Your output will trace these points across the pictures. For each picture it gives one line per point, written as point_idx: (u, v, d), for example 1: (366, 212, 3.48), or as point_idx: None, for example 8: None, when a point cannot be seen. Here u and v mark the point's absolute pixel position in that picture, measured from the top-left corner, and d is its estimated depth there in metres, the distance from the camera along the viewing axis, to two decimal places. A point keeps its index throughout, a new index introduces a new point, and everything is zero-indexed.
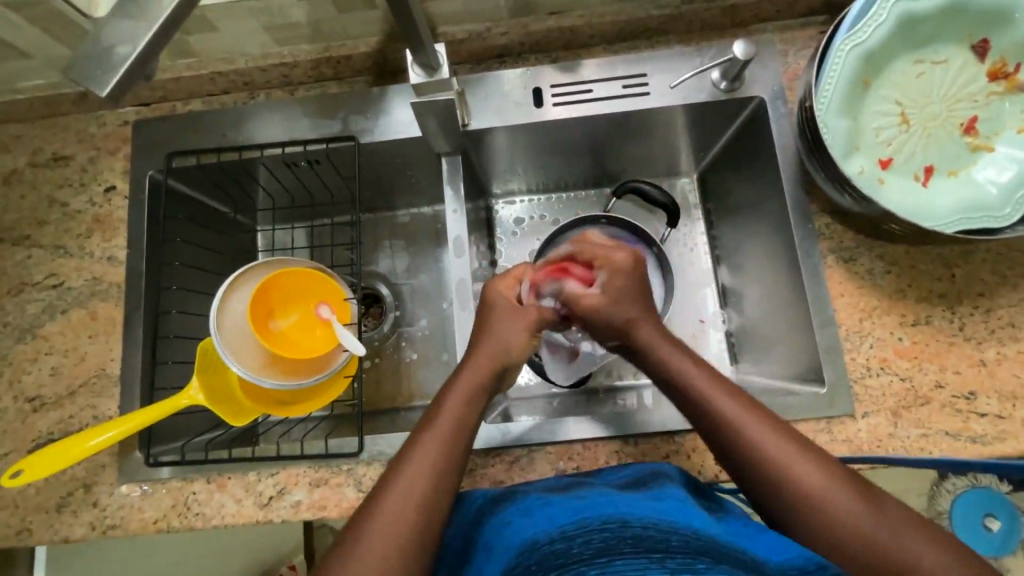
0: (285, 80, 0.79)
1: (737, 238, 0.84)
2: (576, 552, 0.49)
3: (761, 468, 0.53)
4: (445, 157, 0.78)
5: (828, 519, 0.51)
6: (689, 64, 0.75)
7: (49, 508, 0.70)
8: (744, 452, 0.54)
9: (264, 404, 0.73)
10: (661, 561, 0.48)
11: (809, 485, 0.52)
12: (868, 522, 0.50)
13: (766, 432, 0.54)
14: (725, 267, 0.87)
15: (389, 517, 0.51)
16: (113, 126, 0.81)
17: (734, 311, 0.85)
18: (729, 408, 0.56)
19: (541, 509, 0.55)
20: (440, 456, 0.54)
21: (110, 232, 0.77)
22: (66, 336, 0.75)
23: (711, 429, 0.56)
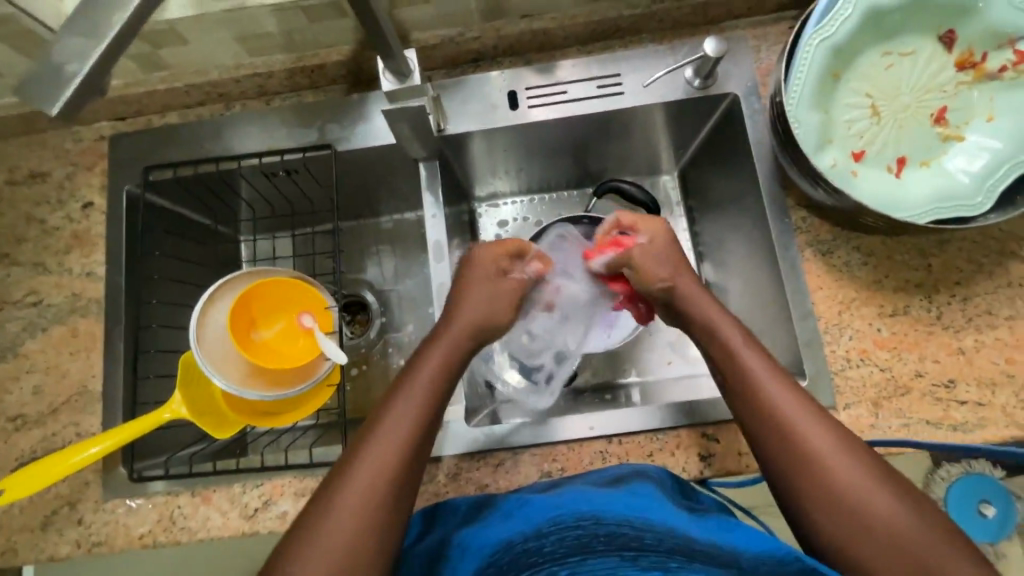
0: (260, 90, 0.79)
1: (719, 234, 0.84)
2: (548, 551, 0.53)
3: (772, 421, 0.54)
4: (422, 162, 0.78)
5: (831, 483, 0.50)
6: (662, 63, 0.76)
7: (34, 528, 0.70)
8: (759, 406, 0.55)
9: (248, 415, 0.73)
10: (635, 560, 0.51)
11: (817, 447, 0.52)
12: (870, 490, 0.50)
13: (785, 389, 0.55)
14: (709, 263, 0.88)
15: (359, 490, 0.51)
16: (90, 141, 0.80)
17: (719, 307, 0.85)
18: (753, 363, 0.57)
19: (519, 509, 0.56)
20: (411, 433, 0.55)
21: (89, 248, 0.77)
22: (47, 353, 0.75)
23: (731, 382, 0.58)
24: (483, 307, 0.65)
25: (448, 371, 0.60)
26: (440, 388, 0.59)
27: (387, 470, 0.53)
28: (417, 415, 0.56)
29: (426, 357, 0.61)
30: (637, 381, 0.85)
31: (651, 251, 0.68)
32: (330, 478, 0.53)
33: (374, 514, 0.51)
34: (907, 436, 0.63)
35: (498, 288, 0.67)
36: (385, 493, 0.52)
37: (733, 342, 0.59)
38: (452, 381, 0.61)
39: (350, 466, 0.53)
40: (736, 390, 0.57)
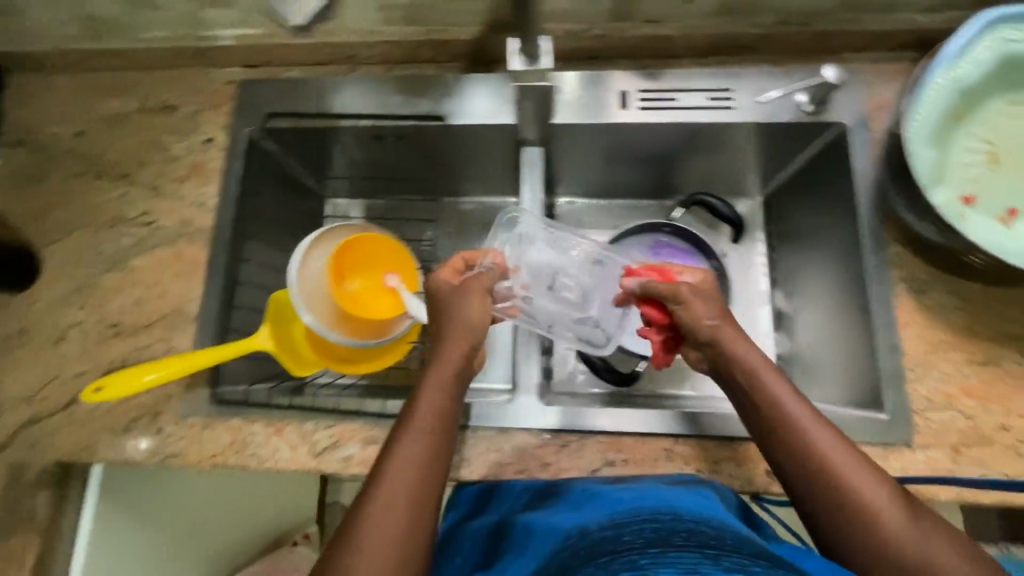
0: (384, 58, 0.83)
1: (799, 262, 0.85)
2: (626, 538, 0.49)
3: (817, 474, 0.54)
4: (527, 146, 0.81)
5: (893, 543, 0.51)
6: (775, 84, 0.77)
7: (116, 430, 0.74)
8: (808, 461, 0.55)
9: (327, 358, 0.76)
10: (715, 558, 0.44)
11: (875, 507, 0.52)
12: (920, 539, 0.51)
13: (839, 446, 0.55)
14: (782, 291, 0.88)
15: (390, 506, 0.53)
16: (219, 83, 0.86)
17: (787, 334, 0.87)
18: (805, 418, 0.56)
19: (591, 501, 0.58)
20: (421, 466, 0.56)
21: (204, 179, 0.82)
22: (152, 270, 0.79)
23: (775, 434, 0.57)
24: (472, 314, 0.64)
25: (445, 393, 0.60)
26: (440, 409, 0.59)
27: (398, 511, 0.53)
28: (427, 443, 0.58)
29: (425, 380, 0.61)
30: (693, 394, 0.85)
31: (697, 289, 0.63)
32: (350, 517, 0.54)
33: (397, 555, 0.52)
34: (989, 489, 0.62)
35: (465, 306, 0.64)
36: (399, 528, 0.53)
37: (783, 398, 0.58)
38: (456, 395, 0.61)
39: (363, 512, 0.53)
40: (787, 448, 0.56)
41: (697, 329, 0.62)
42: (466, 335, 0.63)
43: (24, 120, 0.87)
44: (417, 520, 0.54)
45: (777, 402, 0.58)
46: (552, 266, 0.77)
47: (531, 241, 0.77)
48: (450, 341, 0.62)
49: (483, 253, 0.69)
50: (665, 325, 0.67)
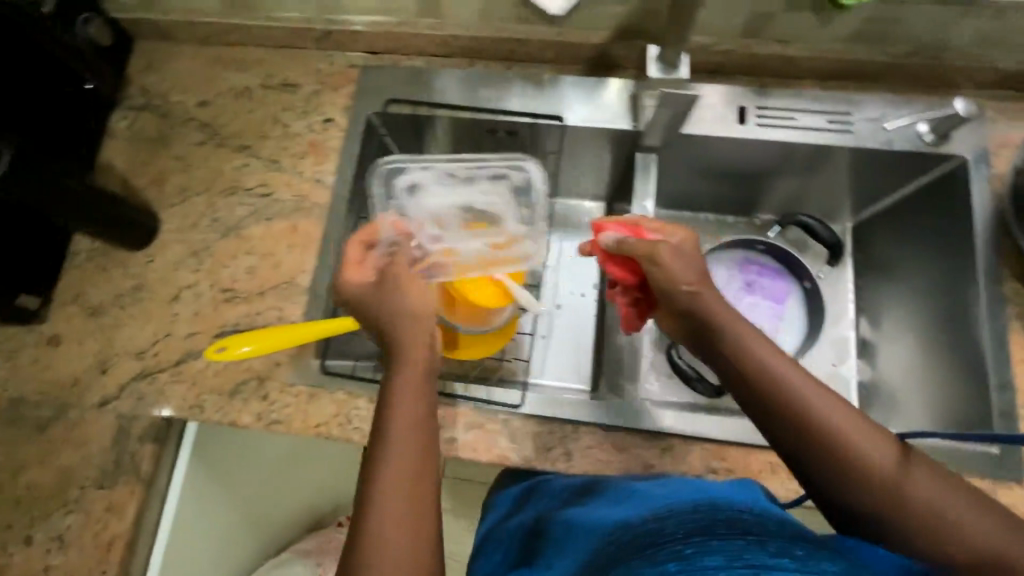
0: (506, 55, 0.84)
1: (893, 294, 0.91)
2: (667, 529, 0.49)
3: (823, 455, 0.54)
4: (639, 153, 0.82)
5: (913, 502, 0.52)
6: (896, 113, 0.78)
7: (224, 391, 0.76)
8: (813, 440, 0.55)
9: (431, 341, 0.77)
10: (760, 543, 0.44)
11: (884, 467, 0.53)
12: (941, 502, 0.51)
13: (839, 411, 0.55)
14: (866, 319, 0.94)
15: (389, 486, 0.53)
16: (341, 66, 0.88)
17: (871, 362, 0.92)
18: (805, 388, 0.57)
19: (634, 498, 0.58)
20: (416, 441, 0.55)
21: (323, 158, 0.84)
22: (266, 241, 0.81)
23: (780, 419, 0.57)
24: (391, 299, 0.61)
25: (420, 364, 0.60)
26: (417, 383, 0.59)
27: (409, 490, 0.53)
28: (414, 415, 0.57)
29: (398, 360, 0.60)
30: None
31: (676, 251, 0.64)
32: (359, 503, 0.53)
33: (420, 532, 0.52)
34: None
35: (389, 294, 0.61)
36: (415, 507, 0.52)
37: (780, 372, 0.58)
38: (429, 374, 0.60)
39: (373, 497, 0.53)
40: (791, 425, 0.56)
41: (674, 293, 0.63)
42: (412, 316, 0.61)
43: (150, 85, 0.90)
44: (419, 492, 0.53)
45: (776, 378, 0.58)
46: (460, 202, 0.75)
47: (426, 186, 0.75)
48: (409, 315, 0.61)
49: (380, 228, 0.65)
50: (636, 284, 0.69)
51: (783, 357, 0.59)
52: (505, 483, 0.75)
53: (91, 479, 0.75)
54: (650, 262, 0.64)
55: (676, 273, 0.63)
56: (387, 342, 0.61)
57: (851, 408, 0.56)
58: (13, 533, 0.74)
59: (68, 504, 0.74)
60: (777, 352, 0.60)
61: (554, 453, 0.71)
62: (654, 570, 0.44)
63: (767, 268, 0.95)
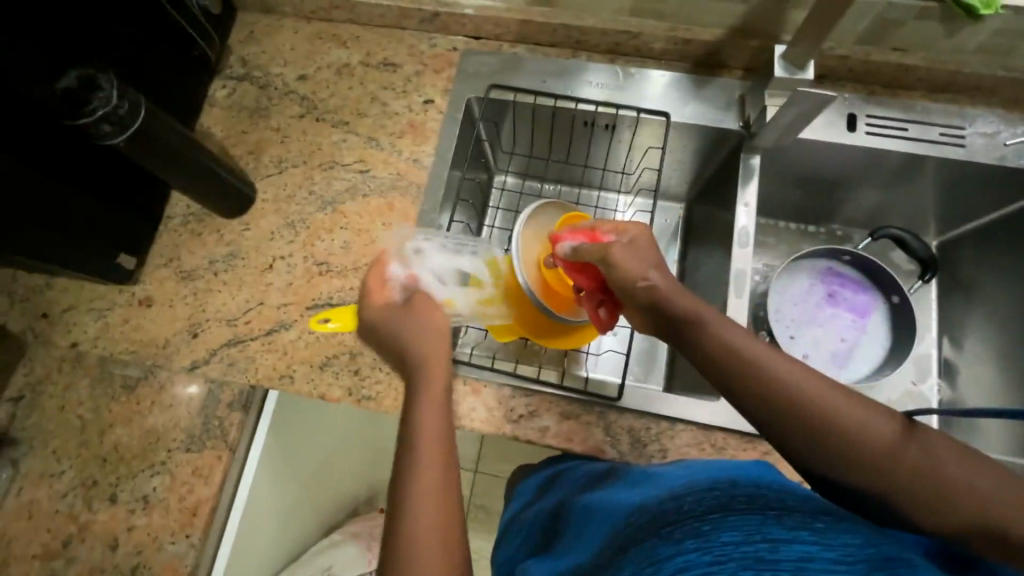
0: (612, 48, 0.84)
1: (980, 316, 0.91)
2: (688, 508, 0.47)
3: (825, 450, 0.48)
4: (743, 154, 0.80)
5: (911, 473, 0.46)
6: (1010, 130, 0.77)
7: (315, 364, 0.76)
8: (812, 436, 0.49)
9: (524, 327, 0.76)
10: (778, 519, 0.43)
11: (874, 438, 0.47)
12: (965, 486, 0.44)
13: (817, 385, 0.50)
14: (947, 339, 0.94)
15: (419, 483, 0.48)
16: (443, 49, 0.88)
17: (950, 383, 0.92)
18: (776, 364, 0.52)
19: (650, 480, 0.57)
20: (443, 442, 0.51)
21: (421, 138, 0.84)
22: (362, 217, 0.81)
23: (774, 418, 0.51)
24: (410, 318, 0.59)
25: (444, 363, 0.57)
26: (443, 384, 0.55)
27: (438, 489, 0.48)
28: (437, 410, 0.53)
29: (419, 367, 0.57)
30: None
31: (633, 250, 0.61)
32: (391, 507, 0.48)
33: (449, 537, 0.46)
34: None
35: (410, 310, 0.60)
36: (447, 509, 0.47)
37: (751, 351, 0.53)
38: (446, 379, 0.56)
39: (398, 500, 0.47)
40: (781, 416, 0.50)
41: (637, 291, 0.59)
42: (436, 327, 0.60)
43: (250, 56, 0.90)
44: (450, 481, 0.48)
45: (746, 358, 0.52)
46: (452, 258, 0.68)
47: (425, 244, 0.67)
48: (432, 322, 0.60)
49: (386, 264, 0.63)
50: (596, 286, 0.67)
51: (762, 347, 0.53)
52: (532, 470, 0.74)
53: (179, 442, 0.74)
54: (604, 262, 0.62)
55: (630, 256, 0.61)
56: (414, 349, 0.57)
57: (845, 393, 0.50)
58: (97, 490, 0.73)
59: (155, 466, 0.74)
60: (755, 340, 0.54)
61: (650, 449, 0.70)
62: (671, 548, 0.43)
63: (849, 280, 0.94)
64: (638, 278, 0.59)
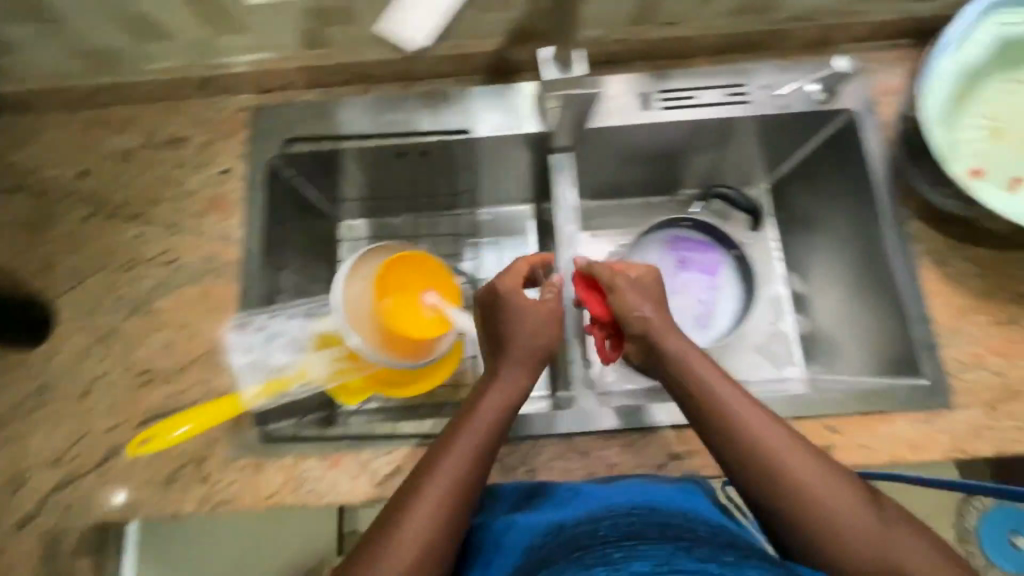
0: (402, 75, 0.82)
1: (812, 246, 0.95)
2: (602, 534, 0.50)
3: (767, 480, 0.57)
4: (557, 152, 0.82)
5: (835, 520, 0.55)
6: (787, 77, 0.81)
7: (161, 482, 0.70)
8: (757, 461, 0.57)
9: (376, 384, 0.75)
10: (687, 550, 0.48)
11: (812, 484, 0.56)
12: (870, 530, 0.55)
13: (772, 428, 0.59)
14: (796, 275, 0.97)
15: (433, 501, 0.56)
16: (229, 111, 0.82)
17: (806, 316, 0.94)
18: (738, 403, 0.60)
19: (577, 498, 0.59)
20: (472, 472, 0.58)
21: (225, 212, 0.79)
22: (179, 311, 0.76)
23: (726, 438, 0.59)
24: (535, 314, 0.64)
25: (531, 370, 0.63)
26: (522, 389, 0.62)
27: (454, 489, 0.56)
28: (479, 441, 0.59)
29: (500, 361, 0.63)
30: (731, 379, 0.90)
31: (637, 283, 0.66)
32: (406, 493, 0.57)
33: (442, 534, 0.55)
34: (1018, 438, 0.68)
35: (527, 308, 0.63)
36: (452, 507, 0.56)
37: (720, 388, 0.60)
38: (506, 418, 0.61)
39: (407, 502, 0.56)
40: (736, 442, 0.58)
41: (627, 318, 0.64)
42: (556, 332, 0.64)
43: (17, 164, 0.81)
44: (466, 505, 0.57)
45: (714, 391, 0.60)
46: (287, 331, 0.74)
47: (268, 319, 0.74)
48: (531, 343, 0.63)
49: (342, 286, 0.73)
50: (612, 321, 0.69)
51: (731, 384, 0.61)
52: None
53: None
54: (610, 289, 0.66)
55: (627, 296, 0.65)
56: (508, 356, 0.63)
57: (798, 437, 0.59)
58: None
59: None
60: (729, 378, 0.62)
61: (519, 472, 0.69)
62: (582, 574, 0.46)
63: (694, 242, 0.96)
64: (633, 312, 0.64)
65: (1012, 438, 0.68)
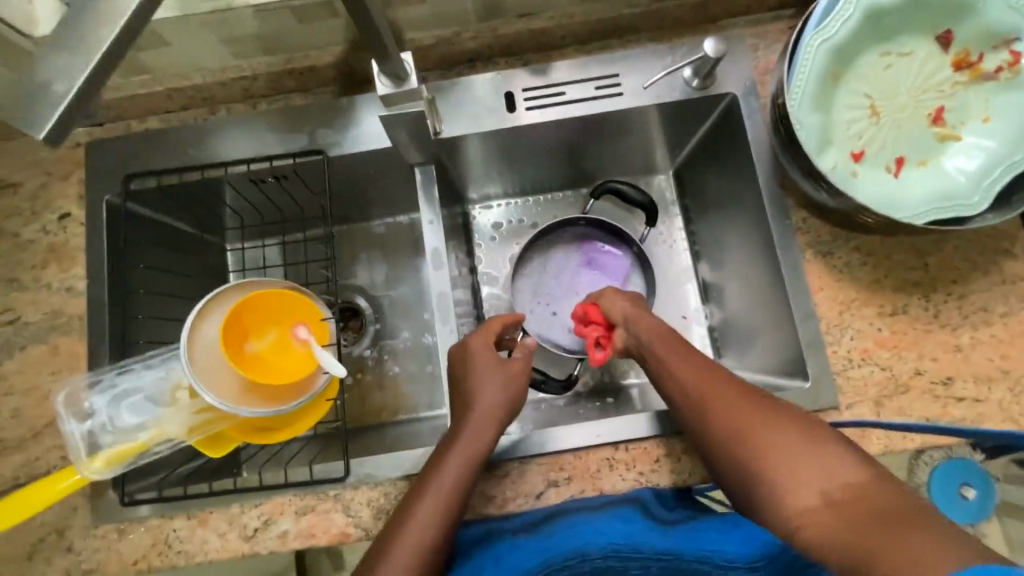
0: (245, 93, 0.76)
1: (715, 231, 0.85)
2: None
3: (717, 433, 0.55)
4: (417, 167, 0.76)
5: (784, 463, 0.50)
6: (660, 63, 0.75)
7: (20, 558, 0.67)
8: (705, 417, 0.57)
9: (244, 433, 0.69)
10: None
11: (767, 433, 0.53)
12: (829, 473, 0.49)
13: (713, 383, 0.58)
14: (705, 262, 0.89)
15: (416, 533, 0.56)
16: (65, 149, 0.76)
17: (716, 306, 0.87)
18: (680, 364, 0.61)
19: (509, 556, 0.60)
20: (451, 502, 0.58)
21: (68, 262, 0.73)
22: (27, 374, 0.71)
23: (679, 402, 0.60)
24: (490, 371, 0.65)
25: (496, 423, 0.63)
26: (486, 442, 0.62)
27: (416, 549, 0.56)
28: (463, 471, 0.60)
29: (468, 416, 0.64)
30: (637, 382, 0.87)
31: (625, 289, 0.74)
32: (370, 552, 0.56)
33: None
34: (907, 434, 0.65)
35: (507, 369, 0.67)
36: (414, 570, 0.55)
37: (666, 353, 0.62)
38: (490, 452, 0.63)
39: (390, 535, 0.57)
40: (687, 400, 0.59)
41: (613, 310, 0.70)
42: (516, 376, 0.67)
43: None
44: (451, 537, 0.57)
45: (660, 356, 0.63)
46: (140, 390, 0.67)
47: (119, 378, 0.68)
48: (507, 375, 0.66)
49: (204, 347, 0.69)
50: (606, 323, 0.72)
51: (689, 352, 0.62)
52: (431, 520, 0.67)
53: None
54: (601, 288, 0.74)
55: (612, 297, 0.71)
56: (496, 399, 0.65)
57: (760, 394, 0.56)
58: None
59: None
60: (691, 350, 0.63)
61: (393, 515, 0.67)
62: None
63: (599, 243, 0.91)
64: (616, 308, 0.70)
65: (900, 434, 0.65)
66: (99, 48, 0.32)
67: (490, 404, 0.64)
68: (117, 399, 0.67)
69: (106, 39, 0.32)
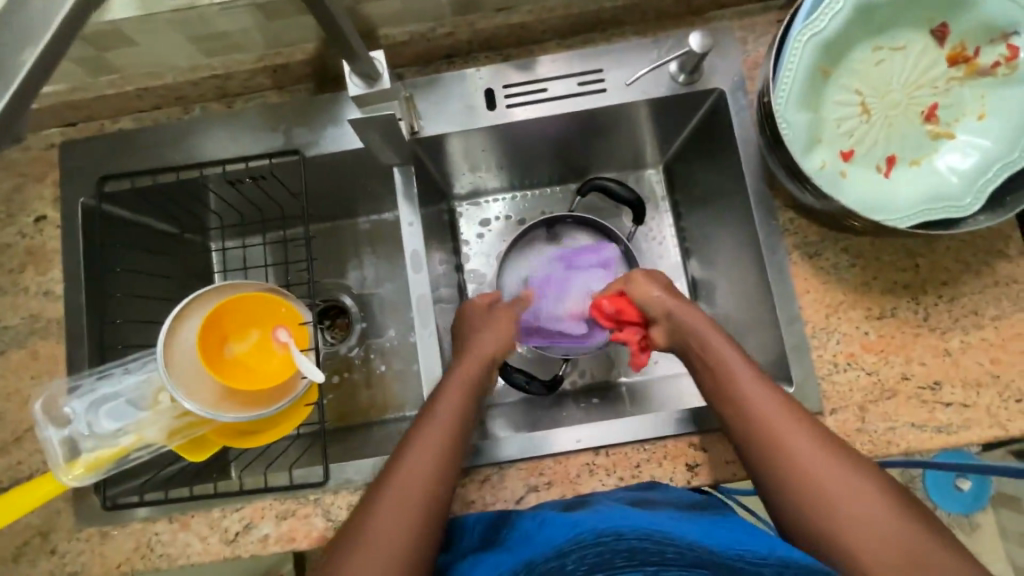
0: (220, 92, 0.74)
1: (704, 229, 0.83)
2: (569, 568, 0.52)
3: (790, 470, 0.54)
4: (397, 167, 0.75)
5: (861, 516, 0.51)
6: (645, 57, 0.73)
7: (5, 561, 0.67)
8: (779, 453, 0.55)
9: (224, 437, 0.69)
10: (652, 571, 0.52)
11: (843, 480, 0.53)
12: (898, 527, 0.50)
13: (794, 425, 0.56)
14: (695, 259, 0.87)
15: (395, 502, 0.54)
16: (39, 150, 0.75)
17: (705, 305, 0.86)
18: (758, 394, 0.58)
19: (537, 530, 0.54)
20: (430, 474, 0.57)
21: (44, 265, 0.73)
22: (6, 378, 0.71)
23: (751, 430, 0.57)
24: (494, 318, 0.72)
25: (472, 384, 0.64)
26: (464, 403, 0.62)
27: (422, 481, 0.56)
28: (440, 437, 0.59)
29: (460, 361, 0.66)
30: (624, 381, 0.86)
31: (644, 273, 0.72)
32: (374, 488, 0.56)
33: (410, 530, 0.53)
34: (893, 439, 0.64)
35: (490, 321, 0.72)
36: (420, 500, 0.55)
37: (740, 377, 0.60)
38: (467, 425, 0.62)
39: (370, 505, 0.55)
40: (759, 431, 0.57)
41: (654, 305, 0.67)
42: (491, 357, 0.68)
43: None
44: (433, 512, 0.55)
45: (733, 377, 0.60)
46: (120, 393, 0.66)
47: (100, 382, 0.68)
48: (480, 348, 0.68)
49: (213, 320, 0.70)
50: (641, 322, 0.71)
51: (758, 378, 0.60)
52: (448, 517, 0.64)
53: None
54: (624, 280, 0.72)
55: (648, 287, 0.69)
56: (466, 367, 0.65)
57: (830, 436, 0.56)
58: None
59: None
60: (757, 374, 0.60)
61: None
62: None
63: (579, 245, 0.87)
64: (654, 305, 0.68)
65: (886, 440, 0.64)
66: (12, 85, 0.31)
67: (481, 352, 0.67)
68: (94, 403, 0.66)
69: (21, 70, 0.32)
